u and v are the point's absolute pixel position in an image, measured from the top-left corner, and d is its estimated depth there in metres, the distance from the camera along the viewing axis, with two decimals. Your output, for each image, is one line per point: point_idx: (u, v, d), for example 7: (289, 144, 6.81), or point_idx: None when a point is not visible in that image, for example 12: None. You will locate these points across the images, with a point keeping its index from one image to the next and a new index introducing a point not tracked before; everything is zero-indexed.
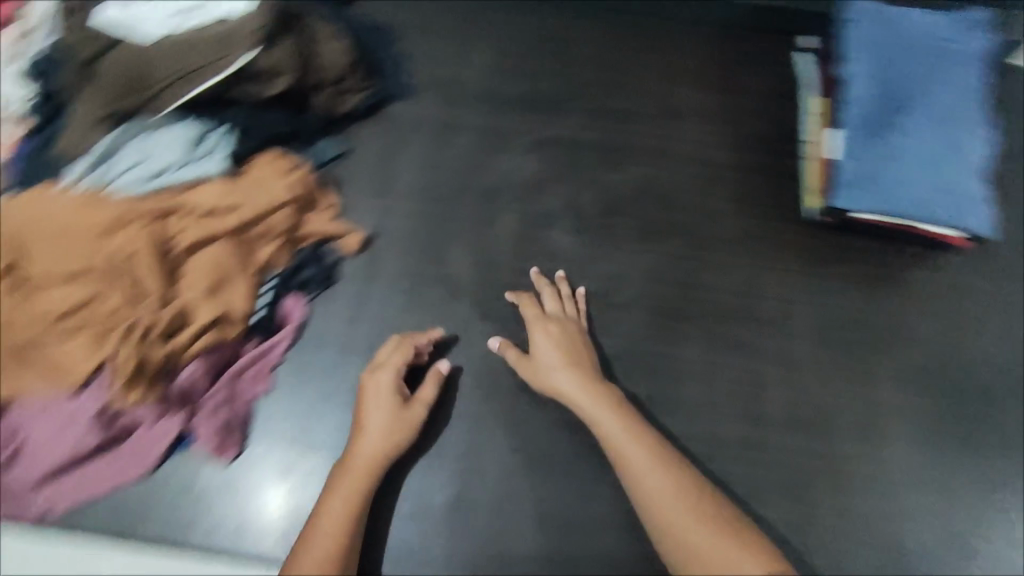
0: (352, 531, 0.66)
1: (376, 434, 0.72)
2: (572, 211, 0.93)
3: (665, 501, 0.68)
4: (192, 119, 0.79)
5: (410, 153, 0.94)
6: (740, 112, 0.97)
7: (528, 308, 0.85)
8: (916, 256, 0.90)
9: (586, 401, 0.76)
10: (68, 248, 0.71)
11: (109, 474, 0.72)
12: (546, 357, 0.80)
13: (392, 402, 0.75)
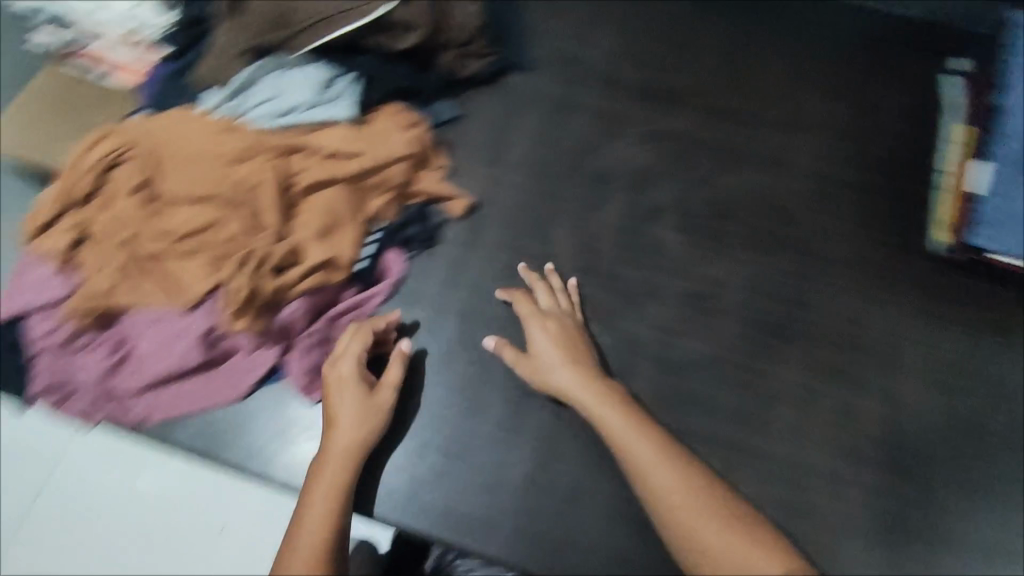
0: (341, 523, 0.62)
1: (347, 425, 0.68)
2: (682, 208, 0.89)
3: (677, 493, 0.64)
4: (325, 63, 0.80)
5: (525, 125, 0.92)
6: (872, 133, 0.92)
7: (521, 303, 0.79)
8: (1002, 298, 0.83)
9: (585, 399, 0.71)
10: (196, 171, 0.72)
11: (204, 393, 0.74)
12: (542, 355, 0.75)
13: (355, 391, 0.70)
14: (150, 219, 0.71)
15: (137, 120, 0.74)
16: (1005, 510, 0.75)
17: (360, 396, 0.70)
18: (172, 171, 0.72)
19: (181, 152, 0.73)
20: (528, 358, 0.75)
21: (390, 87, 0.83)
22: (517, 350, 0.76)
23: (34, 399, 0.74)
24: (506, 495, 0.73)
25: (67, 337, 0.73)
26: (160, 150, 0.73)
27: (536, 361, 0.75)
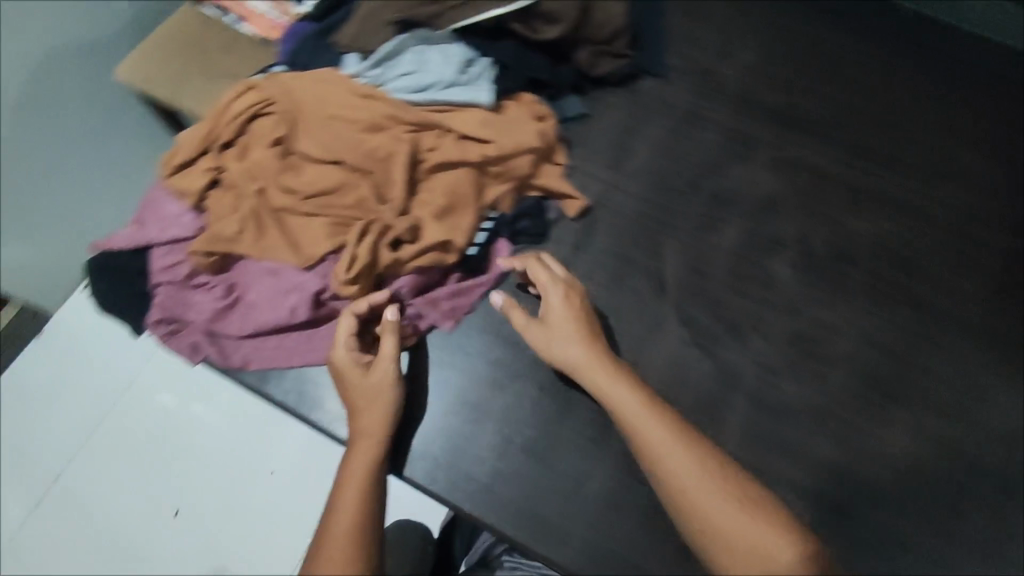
0: (372, 510, 0.62)
1: (363, 409, 0.68)
2: (802, 243, 0.85)
3: (690, 479, 0.61)
4: (467, 44, 0.80)
5: (650, 132, 0.90)
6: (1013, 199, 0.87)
7: (534, 268, 0.74)
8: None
9: (596, 379, 0.69)
10: (332, 134, 0.73)
11: (303, 350, 0.75)
12: (553, 324, 0.72)
13: (353, 377, 0.69)
14: (282, 174, 0.73)
15: (282, 75, 0.76)
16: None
17: (359, 380, 0.69)
18: (309, 130, 0.74)
19: (320, 112, 0.74)
20: (541, 327, 0.72)
21: (525, 77, 0.82)
22: (527, 315, 0.73)
23: (146, 328, 0.77)
24: (584, 507, 0.72)
25: (186, 273, 0.75)
26: (301, 108, 0.74)
27: (547, 330, 0.72)
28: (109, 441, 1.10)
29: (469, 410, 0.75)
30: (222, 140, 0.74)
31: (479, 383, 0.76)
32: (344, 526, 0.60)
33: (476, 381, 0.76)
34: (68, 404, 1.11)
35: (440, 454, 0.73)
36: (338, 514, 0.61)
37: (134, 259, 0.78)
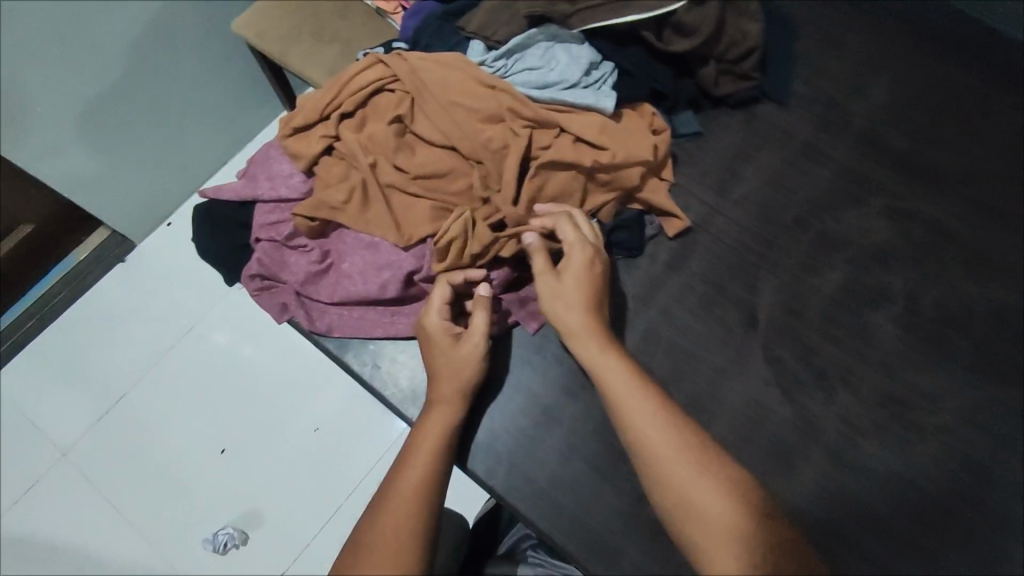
0: (435, 478, 0.65)
1: (444, 379, 0.70)
2: (908, 300, 0.80)
3: (668, 455, 0.59)
4: (593, 47, 0.79)
5: (764, 160, 0.87)
6: None
7: (565, 227, 0.71)
8: None
9: (584, 344, 0.67)
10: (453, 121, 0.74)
11: (386, 326, 0.77)
12: (560, 282, 0.69)
13: (442, 345, 0.71)
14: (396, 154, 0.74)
15: (411, 54, 0.76)
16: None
17: (447, 348, 0.70)
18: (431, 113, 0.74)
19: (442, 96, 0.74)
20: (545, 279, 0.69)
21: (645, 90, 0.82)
22: (547, 263, 0.70)
23: (241, 279, 0.79)
24: (642, 534, 0.70)
25: (286, 233, 0.77)
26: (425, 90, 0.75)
27: (551, 284, 0.69)
28: (175, 377, 1.15)
29: (536, 413, 0.75)
30: (342, 109, 0.76)
31: (554, 388, 0.76)
32: (412, 484, 0.63)
33: (550, 385, 0.76)
34: (144, 336, 1.17)
35: (502, 451, 0.74)
36: (407, 471, 0.65)
37: (239, 212, 0.81)
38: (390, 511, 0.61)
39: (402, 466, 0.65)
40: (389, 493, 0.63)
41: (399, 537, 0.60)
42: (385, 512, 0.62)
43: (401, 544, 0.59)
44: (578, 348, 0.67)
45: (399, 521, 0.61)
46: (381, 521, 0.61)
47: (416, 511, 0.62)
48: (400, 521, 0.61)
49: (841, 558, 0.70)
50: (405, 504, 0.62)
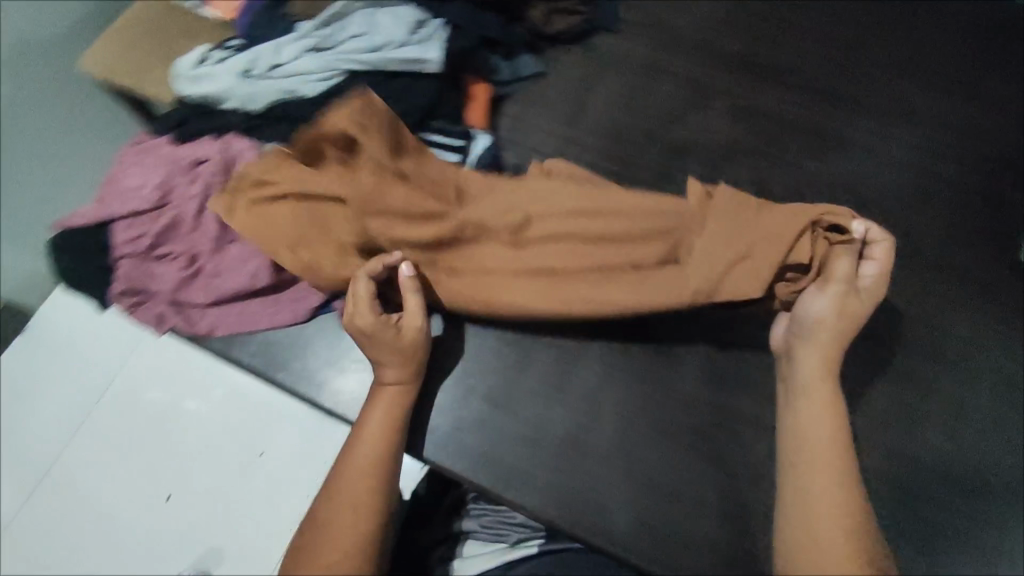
0: (389, 449, 0.66)
1: (388, 365, 0.69)
2: (759, 187, 0.85)
3: (819, 501, 0.59)
4: (417, 7, 0.81)
5: (607, 85, 0.90)
6: (976, 129, 0.88)
7: (874, 244, 0.67)
8: (994, 268, 0.81)
9: (821, 376, 0.66)
10: (575, 227, 0.72)
11: (270, 315, 0.77)
12: (852, 302, 0.66)
13: (384, 339, 0.69)
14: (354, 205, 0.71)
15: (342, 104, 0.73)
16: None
17: (388, 344, 0.69)
18: (526, 220, 0.73)
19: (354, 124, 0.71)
20: (842, 292, 0.66)
21: (478, 36, 0.83)
22: (869, 279, 0.67)
23: (111, 300, 0.78)
24: (553, 454, 0.73)
25: (147, 245, 0.76)
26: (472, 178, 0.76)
27: (838, 301, 0.66)
28: (88, 438, 1.03)
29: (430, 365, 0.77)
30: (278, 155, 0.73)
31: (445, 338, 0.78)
32: (366, 464, 0.65)
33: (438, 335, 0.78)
34: (42, 404, 1.05)
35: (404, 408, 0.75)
36: (358, 450, 0.66)
37: (93, 234, 0.79)
38: (345, 489, 0.64)
39: (354, 444, 0.66)
40: (343, 471, 0.65)
41: (356, 511, 0.62)
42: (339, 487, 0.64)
43: (358, 516, 0.62)
44: (817, 368, 0.66)
45: (354, 497, 0.63)
46: (337, 496, 0.63)
47: (372, 487, 0.64)
48: (355, 490, 0.63)
49: (750, 440, 0.73)
50: (361, 481, 0.64)
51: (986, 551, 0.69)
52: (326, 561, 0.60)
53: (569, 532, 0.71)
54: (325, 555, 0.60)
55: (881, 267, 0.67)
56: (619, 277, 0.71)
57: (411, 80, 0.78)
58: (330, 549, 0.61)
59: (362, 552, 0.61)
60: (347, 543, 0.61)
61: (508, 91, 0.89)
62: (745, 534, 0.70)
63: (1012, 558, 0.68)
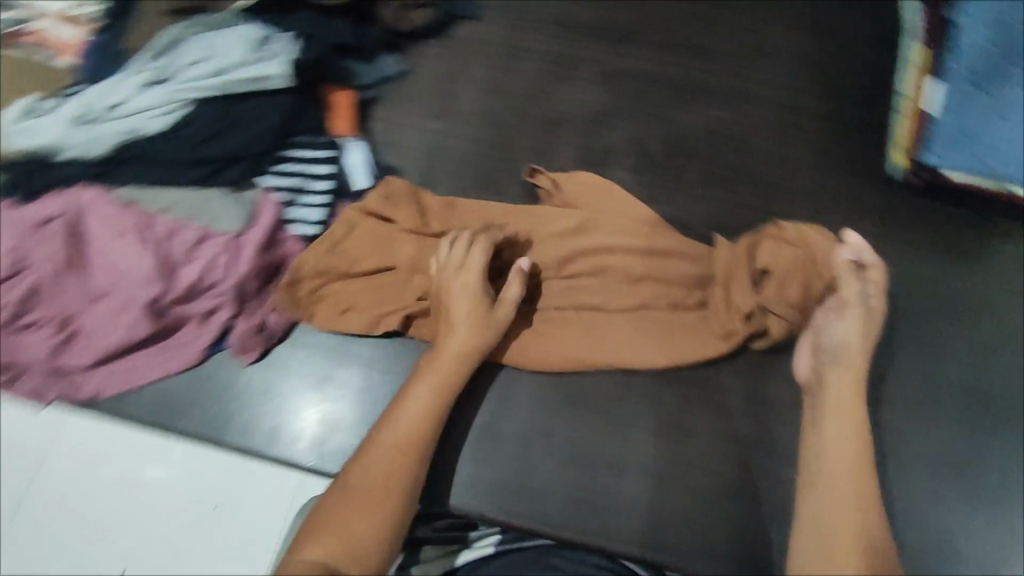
0: (431, 427, 0.69)
1: (458, 329, 0.72)
2: (637, 148, 0.86)
3: (838, 515, 0.60)
4: (257, 24, 0.78)
5: (472, 74, 0.89)
6: (833, 57, 0.91)
7: (873, 268, 0.71)
8: (866, 189, 0.84)
9: (851, 389, 0.68)
10: (615, 266, 0.79)
11: (158, 365, 0.74)
12: (864, 318, 0.70)
13: (479, 308, 0.72)
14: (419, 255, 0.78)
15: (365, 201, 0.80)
16: (978, 433, 0.75)
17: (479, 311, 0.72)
18: (573, 255, 0.79)
19: (389, 215, 0.79)
20: (860, 315, 0.70)
21: (328, 44, 0.81)
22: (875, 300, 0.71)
23: None
24: (473, 449, 0.75)
25: (10, 316, 0.71)
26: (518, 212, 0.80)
27: (859, 322, 0.70)
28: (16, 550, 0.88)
29: (336, 385, 0.77)
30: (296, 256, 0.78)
31: (347, 356, 0.78)
32: (404, 442, 0.67)
33: (336, 358, 0.78)
34: None
35: (316, 433, 0.75)
36: (402, 423, 0.68)
37: None
38: (380, 463, 0.65)
39: (391, 421, 0.68)
40: (378, 447, 0.66)
41: (388, 482, 0.64)
42: (370, 460, 0.65)
43: (391, 490, 0.63)
44: (849, 381, 0.68)
45: (389, 472, 0.64)
46: (367, 468, 0.64)
47: (407, 468, 0.65)
48: (394, 458, 0.65)
49: (661, 396, 0.76)
50: (398, 458, 0.65)
51: (887, 455, 0.75)
52: (358, 527, 0.59)
53: (501, 522, 0.72)
54: (348, 524, 0.59)
55: (880, 287, 0.71)
56: (653, 330, 0.77)
57: (263, 99, 0.77)
58: (357, 517, 0.60)
59: (386, 527, 0.61)
60: (374, 514, 0.61)
61: (374, 93, 0.86)
62: (667, 485, 0.73)
63: (908, 455, 0.75)
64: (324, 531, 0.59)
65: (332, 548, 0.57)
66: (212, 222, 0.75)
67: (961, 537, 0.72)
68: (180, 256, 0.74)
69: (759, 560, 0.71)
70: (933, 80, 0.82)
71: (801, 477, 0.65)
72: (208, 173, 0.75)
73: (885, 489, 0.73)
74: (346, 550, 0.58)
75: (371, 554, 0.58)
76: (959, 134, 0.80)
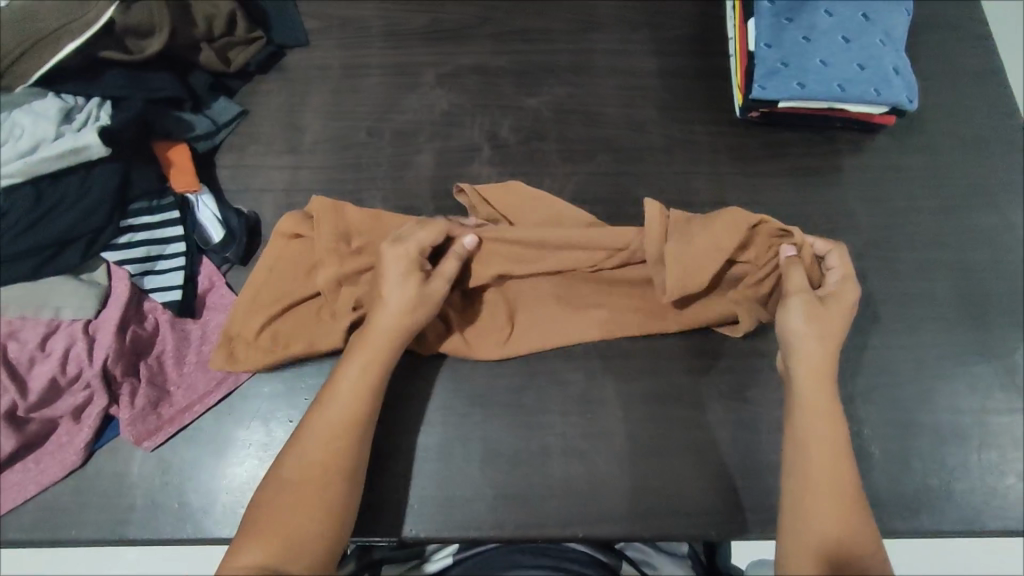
0: (364, 411, 0.67)
1: (388, 303, 0.69)
2: (492, 140, 0.86)
3: (815, 490, 0.64)
4: (58, 95, 0.72)
5: (313, 101, 0.87)
6: (659, 15, 0.94)
7: (834, 257, 0.74)
8: (715, 133, 0.88)
9: (820, 366, 0.69)
10: (532, 253, 0.76)
11: (36, 476, 0.70)
12: (819, 308, 0.70)
13: (411, 286, 0.70)
14: (348, 265, 0.73)
15: (303, 245, 0.76)
16: (861, 335, 0.80)
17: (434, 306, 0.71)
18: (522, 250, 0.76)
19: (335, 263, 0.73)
20: (807, 304, 0.69)
21: (144, 100, 0.76)
22: (840, 289, 0.72)
23: None
24: (392, 475, 0.73)
25: None
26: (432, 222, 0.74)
27: (809, 311, 0.69)
28: None
29: (241, 447, 0.73)
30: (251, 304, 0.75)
31: (246, 415, 0.75)
32: (342, 424, 0.66)
33: (229, 420, 0.74)
34: None
35: (227, 501, 0.72)
36: (334, 407, 0.66)
37: None
38: (320, 451, 0.64)
39: (328, 403, 0.67)
40: (315, 434, 0.65)
41: (328, 470, 0.64)
42: (308, 450, 0.64)
43: (333, 479, 0.64)
44: (819, 356, 0.69)
45: (331, 460, 0.64)
46: (307, 457, 0.64)
47: (343, 454, 0.65)
48: (327, 448, 0.65)
49: (567, 373, 0.77)
50: (337, 441, 0.65)
51: None
52: (289, 526, 0.61)
53: (437, 538, 0.71)
54: (283, 524, 0.61)
55: (844, 272, 0.73)
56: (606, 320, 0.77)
57: (84, 171, 0.71)
58: (289, 515, 0.62)
59: (329, 519, 0.62)
60: (316, 513, 0.62)
61: (213, 142, 0.83)
62: (591, 458, 0.74)
63: None
64: (266, 536, 0.61)
65: (280, 555, 0.60)
66: (58, 313, 0.71)
67: (864, 433, 0.77)
68: (30, 356, 0.70)
69: (689, 506, 0.73)
70: (750, 20, 0.85)
71: (785, 455, 0.68)
72: (38, 265, 0.69)
73: None
74: (291, 552, 0.60)
75: (315, 551, 0.61)
76: (779, 65, 0.82)
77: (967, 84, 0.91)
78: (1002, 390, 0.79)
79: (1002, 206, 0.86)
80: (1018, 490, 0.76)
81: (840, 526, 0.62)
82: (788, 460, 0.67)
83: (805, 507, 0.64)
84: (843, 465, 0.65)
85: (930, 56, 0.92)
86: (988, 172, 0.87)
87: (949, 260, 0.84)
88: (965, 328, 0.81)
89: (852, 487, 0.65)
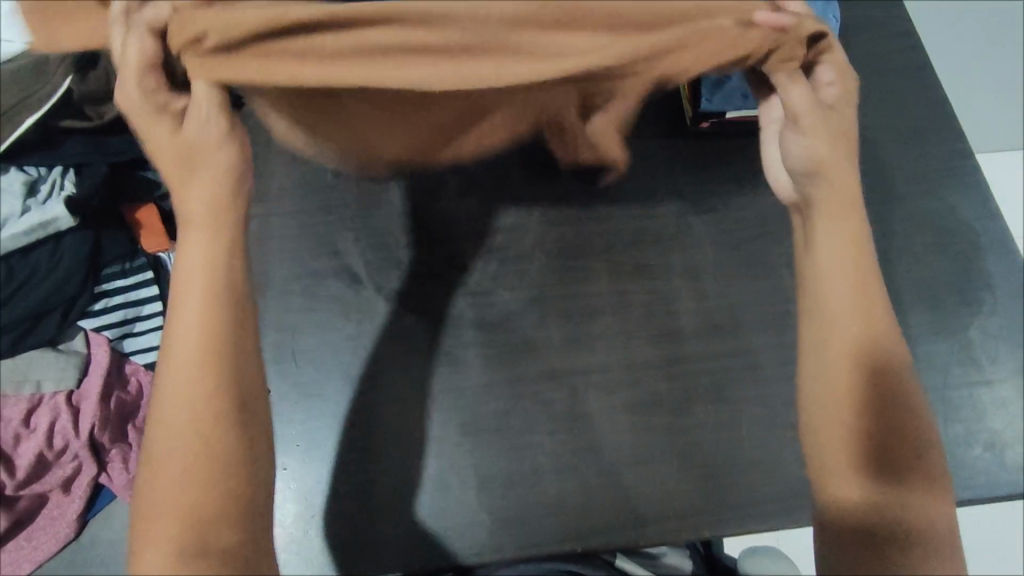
0: (216, 336, 0.57)
1: (185, 174, 0.57)
2: (457, 171, 0.88)
3: (836, 411, 0.61)
4: (20, 170, 0.73)
5: (276, 150, 0.88)
6: None
7: (829, 61, 0.60)
8: (669, 147, 0.92)
9: (848, 250, 0.64)
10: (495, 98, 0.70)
11: (29, 554, 0.70)
12: (831, 124, 0.62)
13: (161, 133, 0.55)
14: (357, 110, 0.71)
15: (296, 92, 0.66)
16: None
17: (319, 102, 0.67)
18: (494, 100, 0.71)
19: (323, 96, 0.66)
20: (821, 121, 0.61)
21: (107, 164, 0.75)
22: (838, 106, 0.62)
23: None
24: (389, 511, 0.75)
25: None
26: (190, 56, 0.49)
27: (829, 138, 0.62)
28: None
29: None
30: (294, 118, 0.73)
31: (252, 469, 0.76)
32: (203, 360, 0.56)
33: None
34: None
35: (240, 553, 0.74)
36: (180, 347, 0.56)
37: None
38: (187, 397, 0.56)
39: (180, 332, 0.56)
40: (176, 381, 0.56)
41: (203, 406, 0.56)
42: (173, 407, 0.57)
43: (212, 415, 0.56)
44: (840, 195, 0.64)
45: (207, 401, 0.56)
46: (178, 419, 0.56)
47: (217, 390, 0.56)
48: (189, 391, 0.56)
49: (550, 394, 0.79)
50: (208, 379, 0.56)
51: (760, 370, 0.81)
52: (193, 483, 0.55)
53: (440, 568, 0.74)
54: (183, 476, 0.55)
55: (837, 67, 0.60)
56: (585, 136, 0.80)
57: (52, 244, 0.71)
58: (178, 473, 0.55)
59: (233, 458, 0.56)
60: (215, 478, 0.55)
61: None
62: (581, 472, 0.76)
63: (776, 364, 0.81)
64: (172, 499, 0.54)
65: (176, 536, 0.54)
66: (39, 387, 0.72)
67: None
68: (14, 433, 0.71)
69: (679, 506, 0.76)
70: None
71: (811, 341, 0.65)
72: (15, 339, 0.70)
73: (770, 402, 0.80)
74: (194, 501, 0.55)
75: (215, 493, 0.55)
76: None
77: (899, 79, 0.97)
78: (959, 366, 0.84)
79: (942, 192, 0.91)
80: (985, 460, 0.80)
81: (849, 453, 0.61)
82: (818, 378, 0.63)
83: (832, 450, 0.61)
84: (860, 387, 0.61)
85: (863, 57, 0.98)
86: (925, 161, 0.93)
87: (898, 246, 0.88)
88: (918, 308, 0.86)
89: (873, 408, 0.61)
